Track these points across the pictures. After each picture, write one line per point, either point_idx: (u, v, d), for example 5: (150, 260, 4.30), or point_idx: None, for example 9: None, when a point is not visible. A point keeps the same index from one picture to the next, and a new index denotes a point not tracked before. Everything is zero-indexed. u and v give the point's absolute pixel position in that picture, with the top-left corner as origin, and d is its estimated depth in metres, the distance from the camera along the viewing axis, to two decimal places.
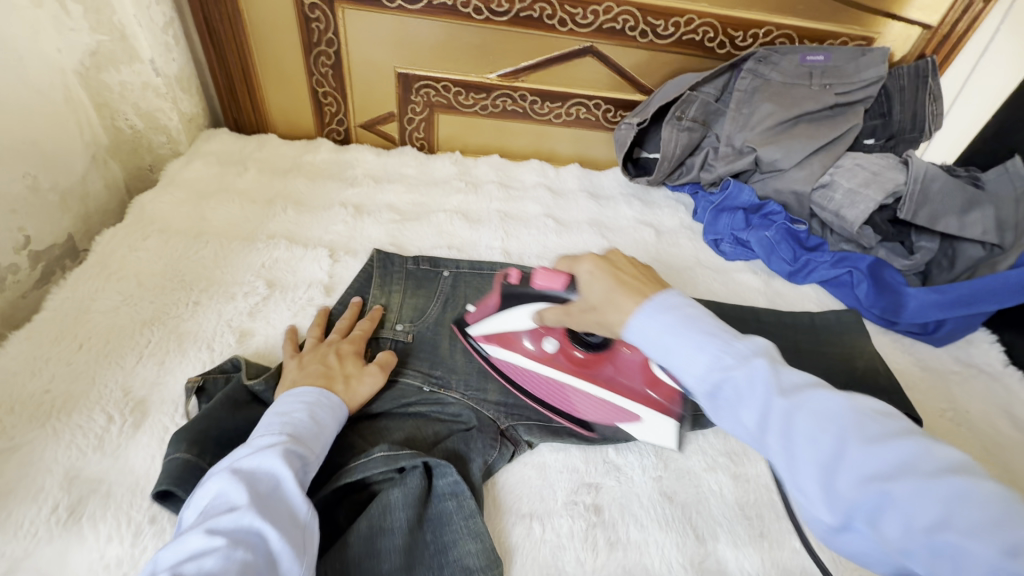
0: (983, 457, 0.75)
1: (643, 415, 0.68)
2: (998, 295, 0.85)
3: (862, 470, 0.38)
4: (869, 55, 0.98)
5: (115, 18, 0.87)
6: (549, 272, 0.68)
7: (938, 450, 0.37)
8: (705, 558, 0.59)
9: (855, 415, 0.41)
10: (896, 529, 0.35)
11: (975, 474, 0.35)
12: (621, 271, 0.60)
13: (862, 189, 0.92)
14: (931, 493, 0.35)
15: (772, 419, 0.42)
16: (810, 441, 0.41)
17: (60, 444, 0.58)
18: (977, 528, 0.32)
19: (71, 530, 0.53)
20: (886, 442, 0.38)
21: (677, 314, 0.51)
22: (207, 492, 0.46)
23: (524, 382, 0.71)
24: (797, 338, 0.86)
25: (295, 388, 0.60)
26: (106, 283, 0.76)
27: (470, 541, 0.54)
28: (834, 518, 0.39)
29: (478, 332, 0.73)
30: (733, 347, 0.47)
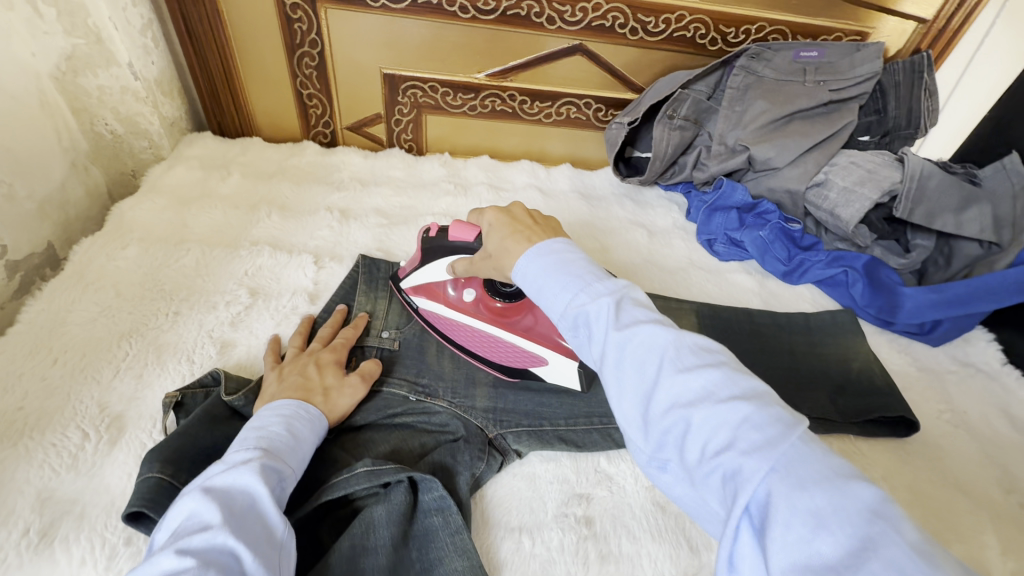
0: (981, 458, 0.74)
1: (548, 359, 0.69)
2: (998, 294, 0.83)
3: (673, 398, 0.41)
4: (864, 50, 0.96)
5: (91, 21, 0.85)
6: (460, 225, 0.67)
7: (742, 381, 0.40)
8: (698, 570, 0.58)
9: (679, 348, 0.43)
10: (695, 452, 0.38)
11: (766, 401, 0.39)
12: (520, 220, 0.60)
13: (856, 187, 0.90)
14: (723, 420, 0.38)
15: (607, 350, 0.45)
16: (636, 371, 0.43)
17: (33, 464, 0.57)
18: (755, 450, 0.36)
19: (42, 554, 0.51)
20: (697, 371, 0.41)
21: (553, 258, 0.53)
22: (179, 511, 0.44)
23: (443, 328, 0.73)
24: (792, 340, 0.84)
25: (274, 401, 0.58)
26: (83, 293, 0.74)
27: (457, 558, 0.53)
28: (650, 447, 0.42)
29: (405, 284, 0.75)
30: (592, 288, 0.49)
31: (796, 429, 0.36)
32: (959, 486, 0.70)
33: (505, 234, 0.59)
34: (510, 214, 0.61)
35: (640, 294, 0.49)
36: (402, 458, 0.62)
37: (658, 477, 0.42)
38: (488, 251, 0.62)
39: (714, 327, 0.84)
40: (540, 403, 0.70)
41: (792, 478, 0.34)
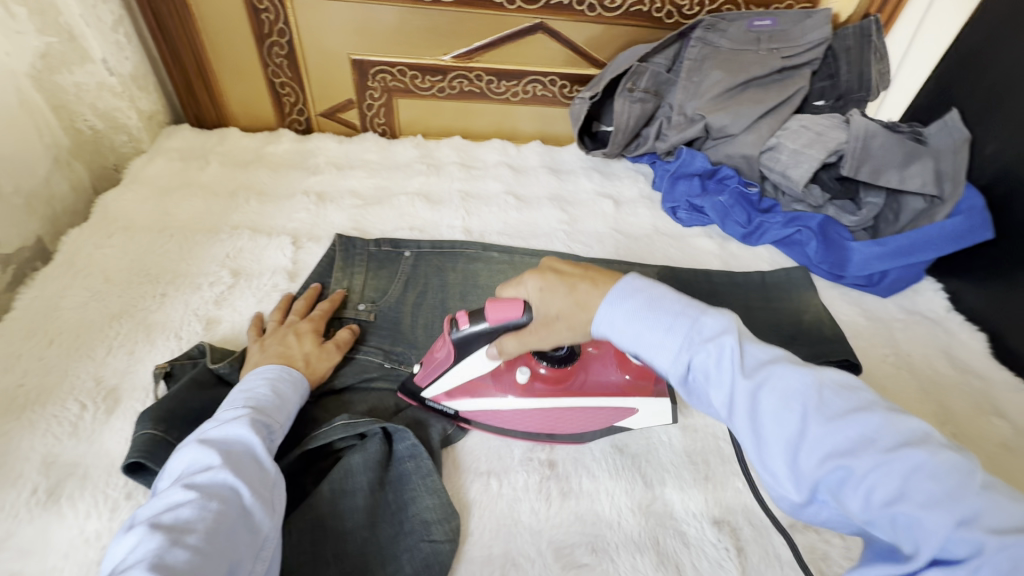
0: (921, 396, 0.79)
1: (636, 406, 0.68)
2: (935, 244, 0.89)
3: (826, 448, 0.41)
4: (814, 18, 1.01)
5: (62, 20, 0.90)
6: (501, 304, 0.58)
7: (901, 424, 0.41)
8: (652, 501, 0.63)
9: (819, 392, 0.44)
10: (859, 501, 0.40)
11: (933, 445, 0.39)
12: (570, 271, 0.56)
13: (806, 149, 0.95)
14: (890, 469, 0.39)
15: (740, 399, 0.45)
16: (777, 418, 0.44)
17: (36, 433, 0.62)
18: (934, 501, 0.37)
19: (50, 509, 0.56)
20: (850, 418, 0.42)
21: (642, 297, 0.51)
22: (180, 460, 0.49)
23: (515, 424, 0.68)
24: (748, 297, 0.89)
25: (257, 367, 0.63)
26: (73, 280, 0.78)
27: (428, 497, 0.58)
28: (801, 492, 0.43)
29: (438, 392, 0.67)
30: (699, 325, 0.49)
31: (967, 471, 0.38)
32: None
33: (573, 292, 0.54)
34: (556, 268, 0.57)
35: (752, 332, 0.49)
36: (378, 415, 0.67)
37: (805, 511, 0.44)
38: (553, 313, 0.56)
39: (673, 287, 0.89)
40: None
41: (986, 526, 0.35)
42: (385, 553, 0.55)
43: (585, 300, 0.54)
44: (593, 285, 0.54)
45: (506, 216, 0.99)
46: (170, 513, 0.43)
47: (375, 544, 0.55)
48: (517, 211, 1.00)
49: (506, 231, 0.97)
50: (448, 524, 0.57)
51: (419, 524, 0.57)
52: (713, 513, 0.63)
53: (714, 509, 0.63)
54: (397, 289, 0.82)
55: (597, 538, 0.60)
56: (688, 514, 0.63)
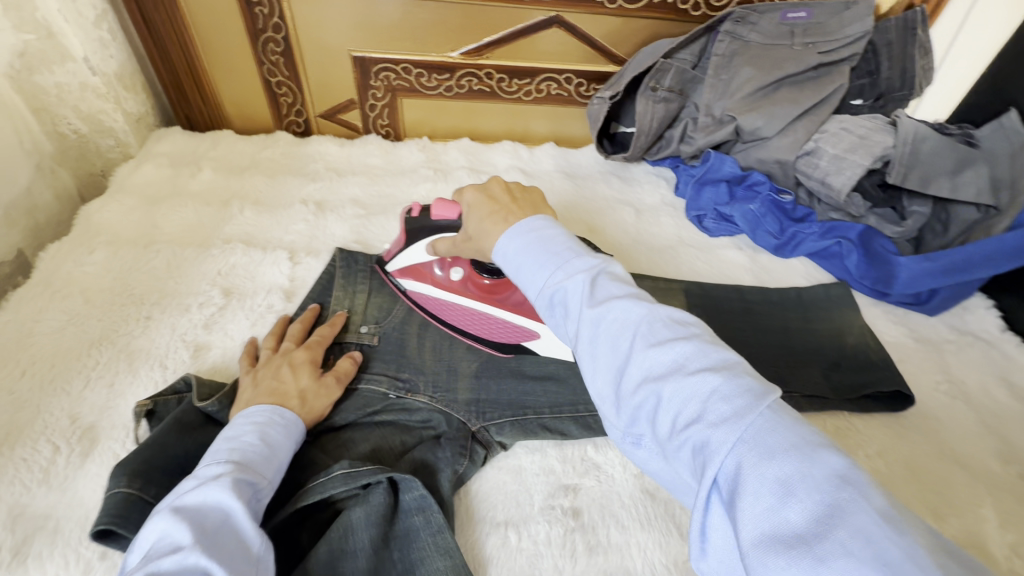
0: (979, 429, 0.72)
1: (541, 333, 0.69)
2: (992, 260, 0.81)
3: (645, 372, 0.40)
4: (855, 8, 0.92)
5: (39, 15, 0.82)
6: (445, 203, 0.66)
7: (714, 352, 0.39)
8: (689, 557, 0.57)
9: (651, 323, 0.42)
10: (667, 425, 0.38)
11: (737, 371, 0.37)
12: (498, 196, 0.59)
13: (848, 154, 0.87)
14: (692, 393, 0.37)
15: (583, 328, 0.45)
16: (610, 346, 0.43)
17: (4, 480, 0.55)
18: (723, 421, 0.35)
19: (15, 573, 0.50)
20: (669, 345, 0.40)
21: (533, 236, 0.52)
22: (149, 537, 0.42)
23: (432, 307, 0.74)
24: (785, 317, 0.82)
25: (248, 408, 0.56)
26: (50, 301, 0.72)
27: (439, 558, 0.52)
28: (623, 421, 0.41)
29: (392, 267, 0.75)
30: (568, 264, 0.48)
31: (767, 399, 0.35)
32: (956, 459, 0.68)
33: (484, 213, 0.58)
34: (487, 192, 0.60)
35: (617, 270, 0.48)
36: (382, 457, 0.61)
37: (635, 448, 0.42)
38: (469, 232, 0.61)
39: (702, 305, 0.82)
40: (524, 392, 0.68)
41: (760, 446, 0.33)
42: None
43: (489, 221, 0.57)
44: (503, 215, 0.56)
45: None
46: None
47: None
48: None
49: None
50: None
51: None
52: None
53: None
54: (402, 308, 0.75)
55: None
56: None
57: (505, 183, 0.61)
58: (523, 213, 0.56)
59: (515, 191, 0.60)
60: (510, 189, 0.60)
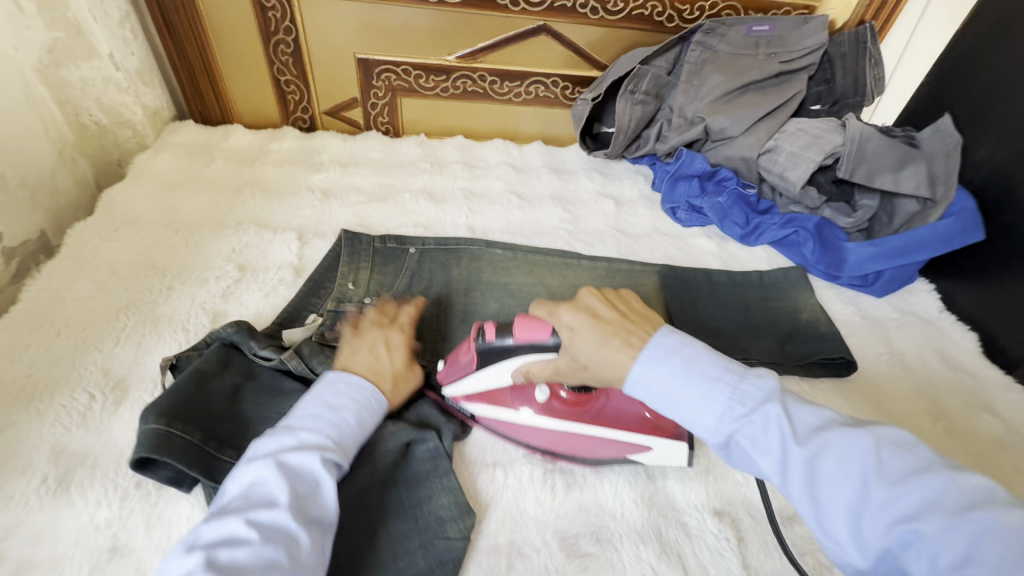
0: (914, 393, 0.81)
1: (652, 444, 0.65)
2: (930, 244, 0.92)
3: (891, 512, 0.42)
4: (811, 24, 1.02)
5: (70, 14, 0.90)
6: (533, 323, 0.61)
7: (962, 483, 0.41)
8: (654, 493, 0.65)
9: (877, 454, 0.45)
10: (924, 568, 0.40)
11: (999, 504, 0.40)
12: (606, 317, 0.57)
13: (803, 151, 0.97)
14: (958, 532, 0.39)
15: (795, 467, 0.46)
16: (833, 484, 0.45)
17: (45, 422, 0.62)
18: (1002, 566, 0.37)
19: (61, 498, 0.56)
20: (911, 481, 0.42)
21: (680, 357, 0.53)
22: (252, 480, 0.50)
23: (530, 439, 0.67)
24: (746, 296, 0.91)
25: (352, 375, 0.61)
26: (80, 273, 0.79)
27: (444, 495, 0.60)
28: (864, 560, 0.43)
29: (456, 391, 0.68)
30: (740, 390, 0.50)
31: None
32: (893, 418, 0.77)
33: (599, 340, 0.55)
34: (595, 316, 0.57)
35: (795, 395, 0.51)
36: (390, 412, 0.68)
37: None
38: (578, 353, 0.57)
39: (674, 286, 0.91)
40: None
41: None
42: (397, 547, 0.56)
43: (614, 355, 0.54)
44: (623, 338, 0.55)
45: (509, 215, 1.00)
46: (229, 548, 0.45)
47: (386, 539, 0.57)
48: (520, 210, 1.01)
49: (508, 229, 0.98)
50: (464, 521, 0.59)
51: (435, 520, 0.58)
52: (713, 505, 0.64)
53: (715, 500, 0.65)
54: (401, 285, 0.84)
55: (601, 528, 0.61)
56: (689, 506, 0.64)
57: (602, 296, 0.59)
58: (644, 333, 0.55)
59: (615, 304, 0.59)
60: (611, 303, 0.59)
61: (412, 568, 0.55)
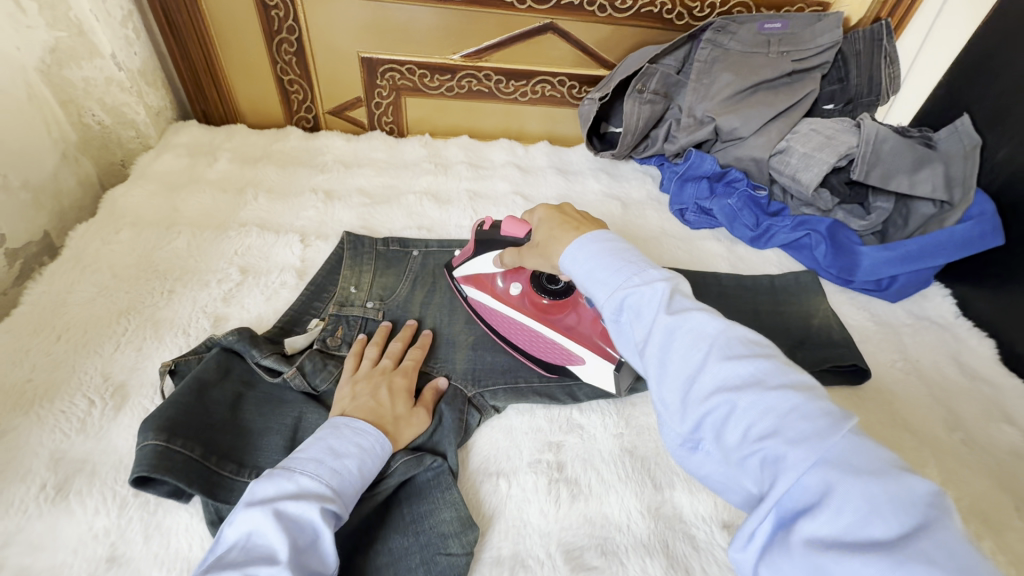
0: (928, 400, 0.79)
1: (585, 358, 0.70)
2: (946, 248, 0.90)
3: (719, 382, 0.45)
4: (825, 20, 1.00)
5: (72, 14, 0.89)
6: (515, 221, 0.70)
7: (791, 373, 0.44)
8: (661, 504, 0.63)
9: (727, 338, 0.47)
10: (737, 436, 0.42)
11: (816, 394, 0.42)
12: (570, 215, 0.65)
13: (816, 152, 0.95)
14: (774, 409, 0.42)
15: (655, 333, 0.49)
16: (682, 355, 0.47)
17: (44, 429, 0.61)
18: (802, 439, 0.39)
19: (59, 506, 0.56)
20: (747, 361, 0.45)
21: (605, 246, 0.57)
22: (249, 527, 0.48)
23: (489, 317, 0.77)
24: (757, 300, 0.89)
25: (352, 420, 0.60)
26: (81, 275, 0.78)
27: (446, 509, 0.59)
28: (686, 428, 0.46)
29: (458, 272, 0.79)
30: (643, 274, 0.53)
31: (844, 422, 0.40)
32: (907, 426, 0.75)
33: (554, 226, 0.64)
34: (560, 211, 0.66)
35: (687, 287, 0.53)
36: None
37: (689, 453, 0.47)
38: (535, 241, 0.66)
39: None
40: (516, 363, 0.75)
41: (841, 467, 0.38)
42: (398, 566, 0.55)
43: (558, 233, 0.63)
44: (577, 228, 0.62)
45: (514, 216, 0.99)
46: None
47: (388, 557, 0.56)
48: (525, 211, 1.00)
49: None
50: (467, 536, 0.57)
51: (437, 536, 0.57)
52: (722, 517, 0.62)
53: (724, 513, 0.63)
54: (404, 288, 0.82)
55: (606, 540, 0.60)
56: (697, 518, 0.62)
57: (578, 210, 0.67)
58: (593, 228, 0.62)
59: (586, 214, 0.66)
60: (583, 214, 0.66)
61: None
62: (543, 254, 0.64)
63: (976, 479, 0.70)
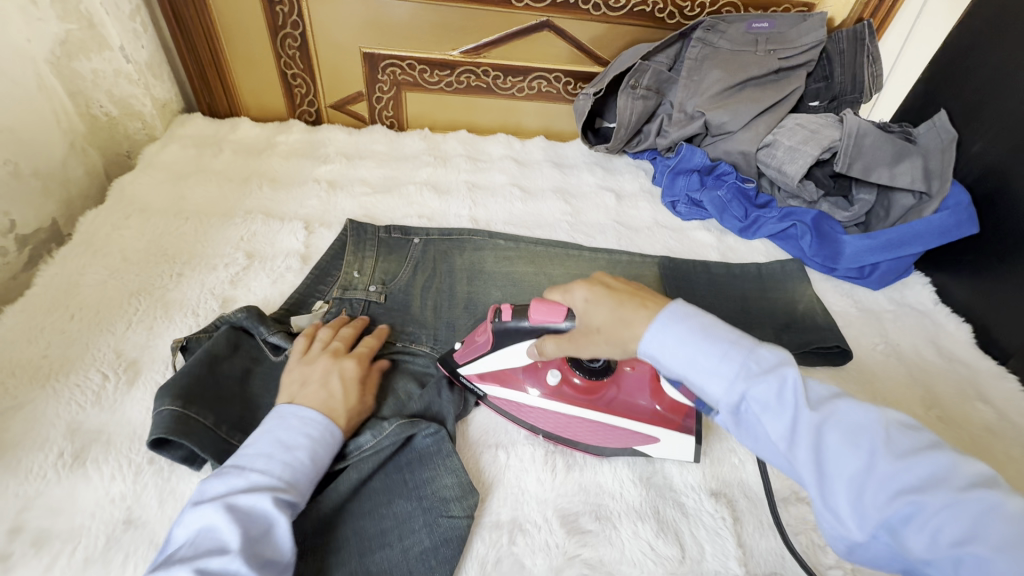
0: (907, 381, 0.83)
1: (660, 436, 0.66)
2: (923, 237, 0.94)
3: (893, 484, 0.39)
4: (810, 20, 1.04)
5: (82, 7, 0.92)
6: (549, 304, 0.59)
7: (967, 464, 0.39)
8: (653, 474, 0.66)
9: (884, 430, 0.42)
10: (925, 543, 0.37)
11: (1000, 486, 0.38)
12: (620, 287, 0.55)
13: (801, 146, 0.98)
14: (962, 508, 0.37)
15: (802, 430, 0.43)
16: (840, 454, 0.42)
17: (61, 401, 0.64)
18: (1008, 544, 0.35)
19: (76, 472, 0.58)
20: (919, 456, 0.40)
21: (697, 322, 0.49)
22: (200, 523, 0.49)
23: (533, 417, 0.69)
24: (745, 288, 0.93)
25: (300, 409, 0.59)
26: (92, 259, 0.80)
27: (447, 475, 0.62)
28: (859, 536, 0.41)
29: (473, 374, 0.70)
30: (757, 356, 0.46)
31: None
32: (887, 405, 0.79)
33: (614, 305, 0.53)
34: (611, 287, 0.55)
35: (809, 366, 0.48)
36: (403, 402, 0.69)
37: (855, 555, 0.42)
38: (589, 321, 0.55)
39: (672, 276, 0.93)
40: None
41: None
42: (403, 528, 0.58)
43: (627, 314, 0.51)
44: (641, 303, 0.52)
45: (512, 207, 1.02)
46: None
47: (393, 520, 0.59)
48: (522, 202, 1.03)
49: (511, 221, 0.99)
50: (467, 500, 0.60)
51: (439, 500, 0.60)
52: (711, 486, 0.66)
53: (712, 482, 0.66)
54: (406, 273, 0.85)
55: (600, 507, 0.63)
56: (686, 487, 0.66)
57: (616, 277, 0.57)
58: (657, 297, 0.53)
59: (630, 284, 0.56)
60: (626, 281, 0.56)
61: (418, 547, 0.57)
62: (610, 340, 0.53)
63: None
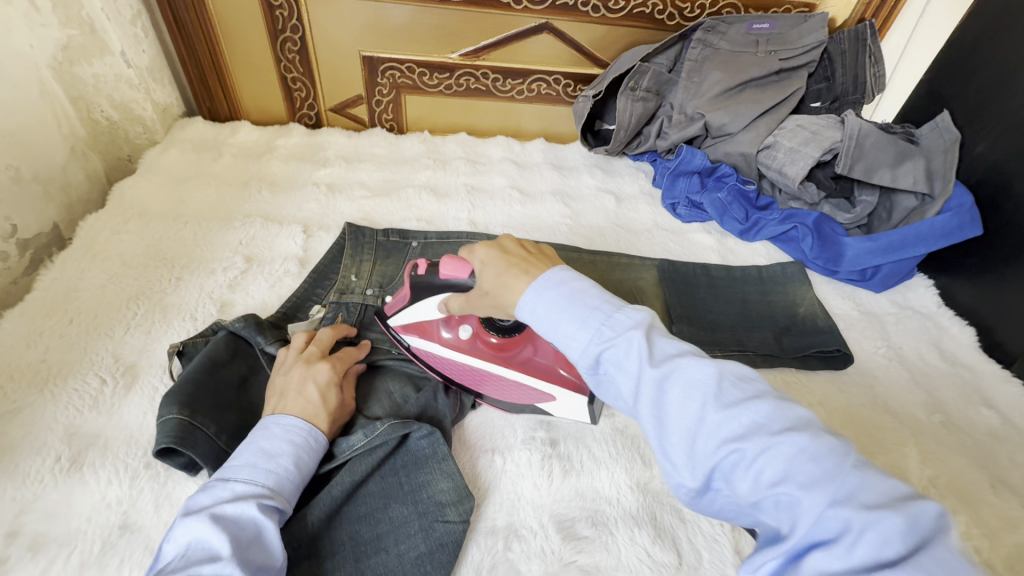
0: (909, 385, 0.82)
1: (556, 395, 0.69)
2: (926, 239, 0.93)
3: (721, 433, 0.41)
4: (811, 20, 1.03)
5: (84, 13, 0.92)
6: (454, 261, 0.63)
7: (788, 410, 0.41)
8: (650, 479, 0.66)
9: (719, 382, 0.43)
10: (747, 486, 0.39)
11: (816, 431, 0.40)
12: (513, 252, 0.58)
13: (801, 147, 0.98)
14: (776, 451, 0.39)
15: (644, 386, 0.45)
16: (679, 407, 0.43)
17: (58, 405, 0.64)
18: (815, 481, 0.37)
19: (73, 477, 0.58)
20: (745, 405, 0.41)
21: (563, 290, 0.51)
22: (187, 536, 0.48)
23: (442, 367, 0.72)
24: (745, 290, 0.92)
25: (282, 416, 0.59)
26: (92, 263, 0.81)
27: (443, 480, 0.61)
28: (694, 482, 0.42)
29: (395, 322, 0.73)
30: (613, 318, 0.48)
31: (850, 456, 0.38)
32: (889, 409, 0.78)
33: (500, 269, 0.56)
34: (502, 248, 0.58)
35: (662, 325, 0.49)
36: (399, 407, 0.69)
37: (698, 502, 0.44)
38: (483, 285, 0.58)
39: (671, 279, 0.92)
40: None
41: (859, 503, 0.35)
42: (398, 532, 0.58)
43: (509, 279, 0.55)
44: (522, 269, 0.55)
45: (511, 210, 1.02)
46: None
47: (388, 525, 0.59)
48: (522, 205, 1.03)
49: (509, 224, 0.99)
50: (463, 505, 0.60)
51: (434, 505, 0.60)
52: None
53: None
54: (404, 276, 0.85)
55: (597, 513, 0.62)
56: None
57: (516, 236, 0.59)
58: (541, 265, 0.55)
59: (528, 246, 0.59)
60: (520, 242, 0.59)
61: (413, 552, 0.57)
62: (497, 303, 0.57)
63: (953, 458, 0.72)
